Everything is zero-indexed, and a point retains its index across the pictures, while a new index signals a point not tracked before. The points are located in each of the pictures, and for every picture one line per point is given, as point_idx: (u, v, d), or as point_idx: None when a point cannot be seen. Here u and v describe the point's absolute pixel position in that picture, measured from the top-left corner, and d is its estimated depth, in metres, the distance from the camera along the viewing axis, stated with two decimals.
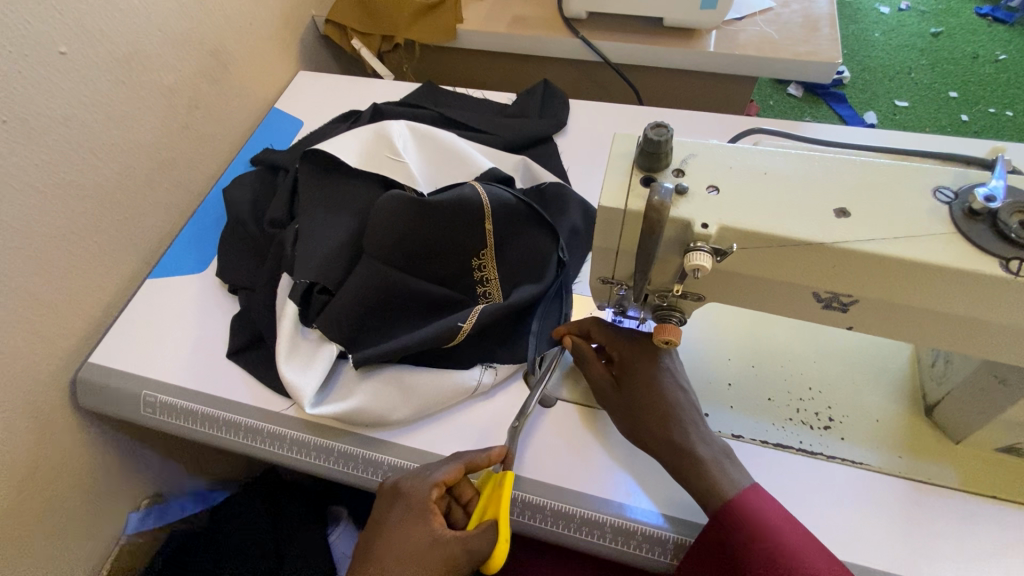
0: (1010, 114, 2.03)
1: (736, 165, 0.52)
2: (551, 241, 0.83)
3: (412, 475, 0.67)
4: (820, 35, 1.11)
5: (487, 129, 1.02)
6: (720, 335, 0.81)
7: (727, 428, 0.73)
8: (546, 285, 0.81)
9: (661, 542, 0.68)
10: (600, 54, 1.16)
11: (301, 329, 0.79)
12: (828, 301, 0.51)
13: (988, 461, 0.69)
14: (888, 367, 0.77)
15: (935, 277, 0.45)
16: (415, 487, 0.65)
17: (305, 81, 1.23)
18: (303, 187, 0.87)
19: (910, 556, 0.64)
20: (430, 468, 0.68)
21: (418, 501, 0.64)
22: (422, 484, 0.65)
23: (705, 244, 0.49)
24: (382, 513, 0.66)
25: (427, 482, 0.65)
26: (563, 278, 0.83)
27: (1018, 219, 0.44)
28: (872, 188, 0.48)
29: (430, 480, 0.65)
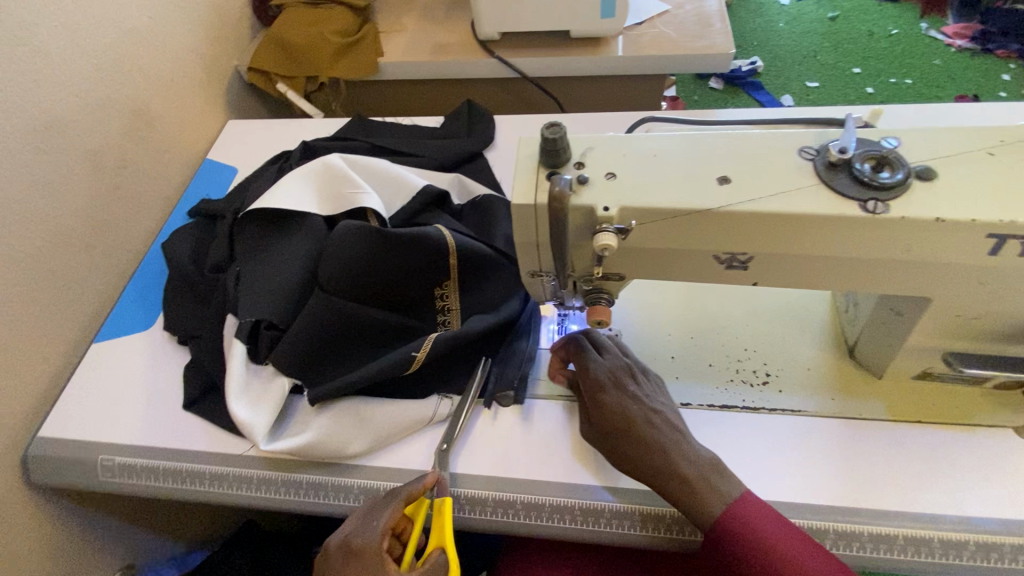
0: (909, 82, 2.21)
1: (629, 150, 0.57)
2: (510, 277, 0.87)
3: (359, 531, 0.66)
4: (716, 30, 1.20)
5: (419, 153, 1.06)
6: (658, 313, 0.86)
7: (676, 397, 0.78)
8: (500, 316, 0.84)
9: (628, 515, 0.71)
10: (518, 71, 1.23)
11: (252, 367, 0.79)
12: (728, 261, 0.56)
13: (907, 389, 0.76)
14: (813, 318, 0.83)
15: (809, 225, 0.51)
16: (367, 542, 0.64)
17: (234, 129, 1.24)
18: (247, 238, 0.88)
19: (853, 488, 0.69)
20: (373, 516, 0.67)
21: (369, 557, 0.63)
22: (371, 542, 0.64)
23: (610, 225, 0.54)
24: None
25: (374, 535, 0.64)
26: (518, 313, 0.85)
27: (869, 165, 0.51)
28: (748, 156, 0.54)
29: (374, 534, 0.64)
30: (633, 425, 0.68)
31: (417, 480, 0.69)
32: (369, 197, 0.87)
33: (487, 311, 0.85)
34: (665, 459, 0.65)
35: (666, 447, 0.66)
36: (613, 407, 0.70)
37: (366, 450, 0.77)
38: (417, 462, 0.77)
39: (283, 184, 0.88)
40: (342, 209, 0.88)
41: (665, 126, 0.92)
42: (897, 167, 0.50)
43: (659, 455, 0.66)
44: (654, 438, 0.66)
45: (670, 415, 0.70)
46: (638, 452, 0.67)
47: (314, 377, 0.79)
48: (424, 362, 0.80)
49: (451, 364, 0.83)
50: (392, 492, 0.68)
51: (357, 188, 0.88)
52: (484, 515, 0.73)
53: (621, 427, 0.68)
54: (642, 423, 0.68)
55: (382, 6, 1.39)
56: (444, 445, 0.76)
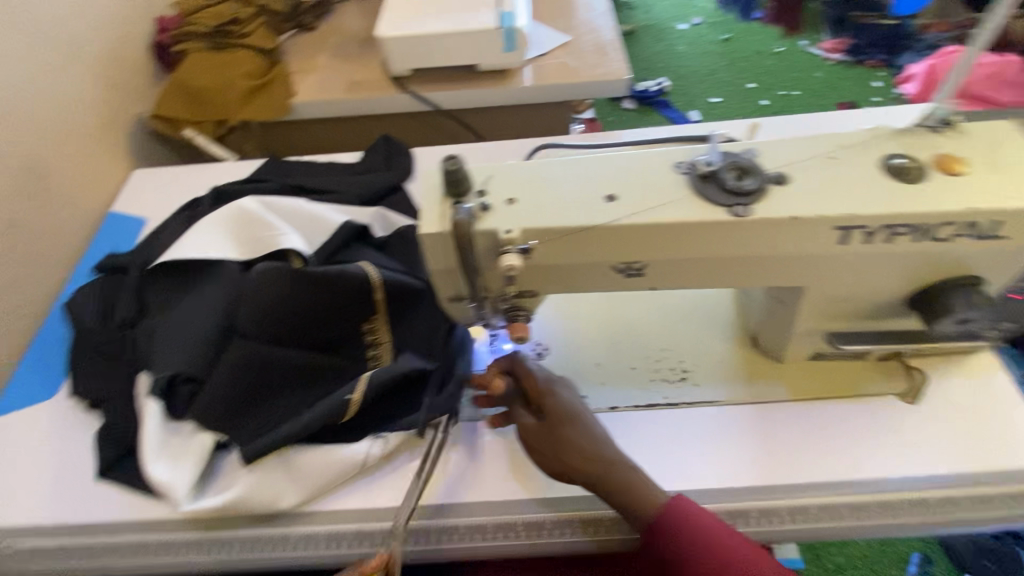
0: (796, 94, 2.46)
1: (525, 176, 0.61)
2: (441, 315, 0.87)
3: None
4: (613, 57, 1.30)
5: (338, 190, 1.06)
6: (582, 324, 0.90)
7: (604, 402, 0.82)
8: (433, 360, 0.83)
9: (568, 523, 0.73)
10: (432, 104, 1.26)
11: (170, 425, 0.76)
12: (626, 270, 0.61)
13: (805, 370, 0.83)
14: (720, 314, 0.90)
15: (689, 232, 0.57)
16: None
17: (140, 176, 1.19)
18: (160, 292, 0.86)
19: (768, 467, 0.75)
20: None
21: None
22: None
23: (514, 247, 0.57)
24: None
25: None
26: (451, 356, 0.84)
27: (734, 175, 0.57)
28: (631, 174, 0.59)
29: None
30: (579, 421, 0.70)
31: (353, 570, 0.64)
32: (288, 239, 0.86)
33: (417, 347, 0.84)
34: (610, 452, 0.68)
35: (610, 440, 0.69)
36: (561, 405, 0.71)
37: (301, 501, 0.75)
38: (356, 503, 0.76)
39: (195, 234, 0.86)
40: (258, 252, 0.86)
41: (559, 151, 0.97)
42: (756, 175, 0.57)
43: (604, 448, 0.68)
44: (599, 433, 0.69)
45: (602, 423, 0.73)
46: (586, 447, 0.68)
47: (238, 429, 0.76)
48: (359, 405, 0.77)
49: (383, 402, 0.80)
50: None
51: (276, 230, 0.87)
52: (428, 544, 0.73)
53: (569, 423, 0.69)
54: (585, 421, 0.70)
55: (291, 47, 1.40)
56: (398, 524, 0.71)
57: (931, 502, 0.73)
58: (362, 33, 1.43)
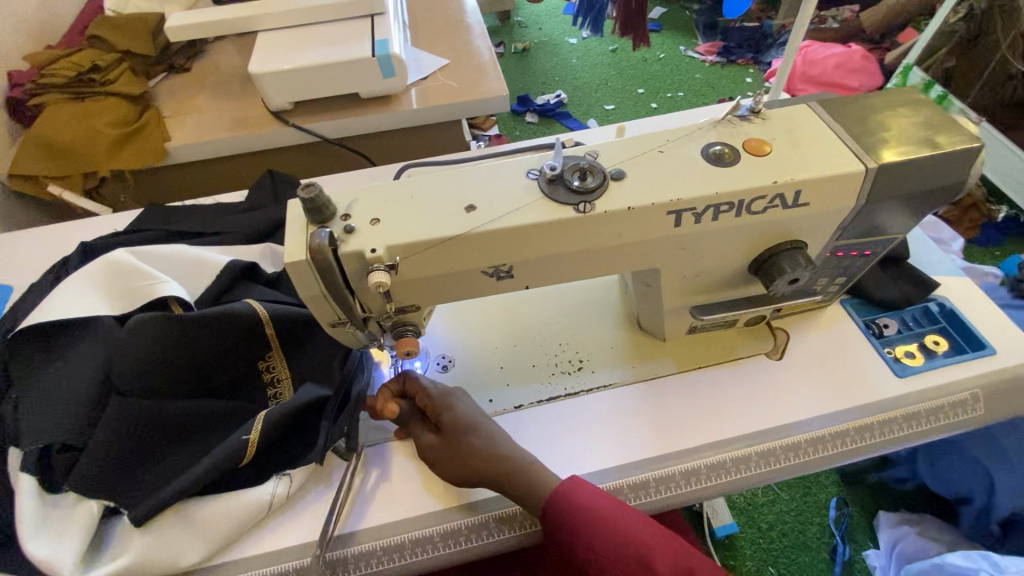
0: (681, 95, 2.67)
1: (387, 196, 0.63)
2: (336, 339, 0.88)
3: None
4: (494, 75, 1.36)
5: (223, 231, 1.04)
6: (482, 331, 0.94)
7: (509, 402, 0.85)
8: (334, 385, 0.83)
9: (485, 525, 0.75)
10: (319, 135, 1.27)
11: (51, 497, 0.70)
12: (495, 273, 0.65)
13: (688, 343, 0.92)
14: (610, 303, 0.96)
15: (542, 231, 0.62)
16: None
17: (1, 240, 1.10)
18: (19, 357, 0.78)
19: (661, 437, 0.81)
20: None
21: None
22: None
23: (381, 264, 0.60)
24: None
25: None
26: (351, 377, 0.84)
27: (577, 175, 0.63)
28: (486, 185, 0.64)
29: None
30: (475, 425, 0.74)
31: None
32: (166, 286, 0.84)
33: (316, 376, 0.84)
34: (508, 448, 0.72)
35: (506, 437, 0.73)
36: (456, 414, 0.75)
37: (206, 556, 0.72)
38: (270, 546, 0.75)
39: (62, 291, 0.81)
40: (135, 304, 0.83)
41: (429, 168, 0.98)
42: (596, 173, 0.63)
43: (502, 445, 0.72)
44: (495, 432, 0.73)
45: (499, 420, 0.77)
46: (484, 448, 0.72)
47: (126, 492, 0.71)
48: (259, 444, 0.75)
49: (287, 436, 0.80)
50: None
51: (151, 279, 0.85)
52: (348, 574, 0.73)
53: (466, 429, 0.73)
54: (481, 423, 0.75)
55: (164, 90, 1.35)
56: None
57: (801, 447, 0.81)
58: (240, 70, 1.41)
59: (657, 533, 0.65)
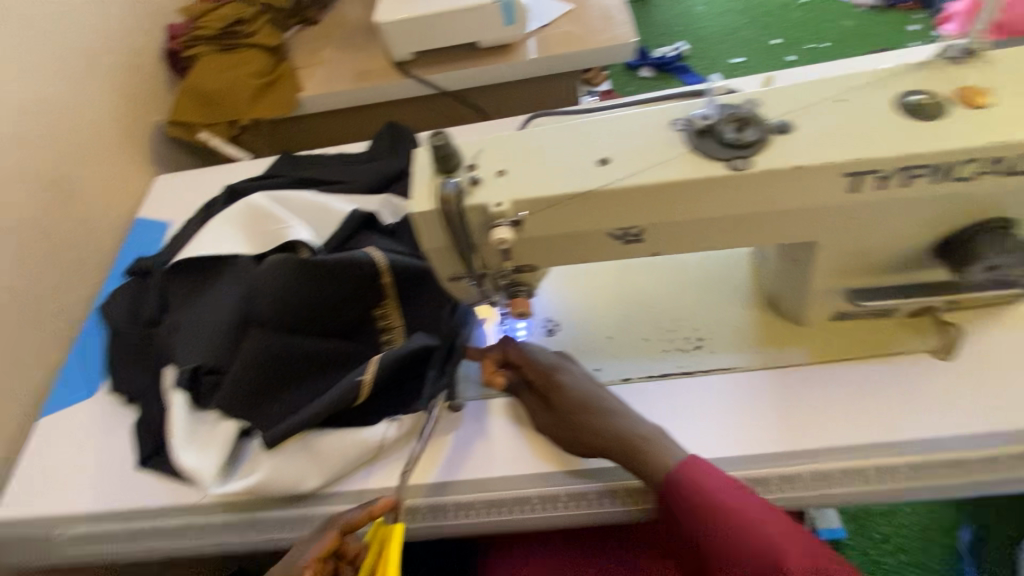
0: (825, 46, 2.31)
1: (515, 146, 0.60)
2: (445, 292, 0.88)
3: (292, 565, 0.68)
4: (618, 22, 1.25)
5: (346, 180, 1.08)
6: (592, 297, 0.89)
7: (617, 374, 0.81)
8: (440, 336, 0.84)
9: (584, 495, 0.73)
10: (435, 86, 1.26)
11: (197, 413, 0.79)
12: (624, 237, 0.60)
13: (829, 332, 0.80)
14: (737, 279, 0.86)
15: (683, 192, 0.55)
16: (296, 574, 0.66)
17: (162, 181, 1.23)
18: (178, 289, 0.89)
19: (790, 433, 0.72)
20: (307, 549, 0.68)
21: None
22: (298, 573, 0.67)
23: (505, 220, 0.57)
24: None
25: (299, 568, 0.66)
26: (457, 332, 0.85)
27: (733, 126, 0.55)
28: (622, 136, 0.57)
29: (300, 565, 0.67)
30: (585, 398, 0.72)
31: (361, 509, 0.70)
32: (295, 230, 0.88)
33: (425, 327, 0.85)
34: (620, 421, 0.70)
35: (618, 410, 0.71)
36: (565, 386, 0.74)
37: (323, 484, 0.77)
38: (378, 483, 0.78)
39: (208, 231, 0.89)
40: (269, 246, 0.88)
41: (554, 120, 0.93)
42: (756, 125, 0.55)
43: (615, 418, 0.70)
44: (606, 405, 0.72)
45: (608, 393, 0.74)
46: (596, 422, 0.70)
47: (258, 418, 0.78)
48: (371, 387, 0.78)
49: (396, 381, 0.82)
50: (330, 522, 0.70)
51: (283, 224, 0.89)
52: (448, 520, 0.76)
53: (577, 402, 0.72)
54: (591, 395, 0.73)
55: (297, 43, 1.41)
56: (429, 517, 0.76)
57: (969, 464, 0.71)
58: (365, 21, 1.43)
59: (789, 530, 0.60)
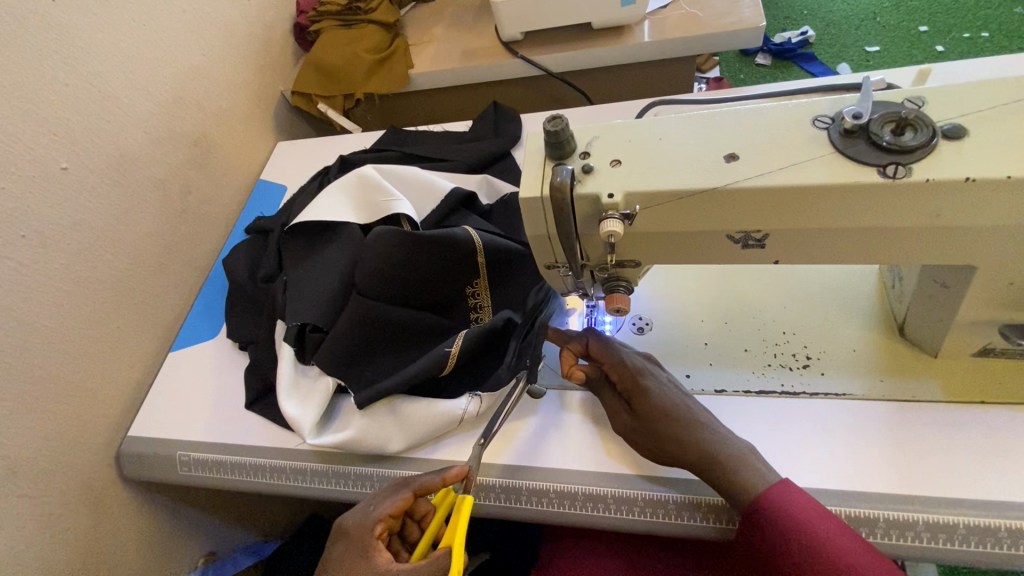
0: (985, 35, 2.00)
1: (634, 136, 0.57)
2: (535, 275, 0.88)
3: (362, 513, 0.69)
4: (745, 4, 1.16)
5: (448, 158, 1.09)
6: (689, 299, 0.84)
7: (710, 384, 0.76)
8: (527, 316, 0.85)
9: (663, 504, 0.70)
10: (543, 68, 1.24)
11: (300, 367, 0.86)
12: (743, 240, 0.55)
13: (965, 368, 0.70)
14: (858, 298, 0.78)
15: (822, 198, 0.49)
16: (367, 524, 0.68)
17: (283, 148, 1.33)
18: (292, 250, 0.96)
19: (908, 475, 0.65)
20: (378, 501, 0.70)
21: (364, 538, 0.67)
22: (367, 524, 0.68)
23: (615, 212, 0.54)
24: (338, 552, 0.68)
25: (371, 519, 0.68)
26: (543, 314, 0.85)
27: (890, 128, 0.48)
28: (756, 132, 0.52)
29: (372, 517, 0.68)
30: (670, 407, 0.69)
31: (437, 473, 0.71)
32: (400, 204, 0.91)
33: (514, 308, 0.86)
34: (707, 436, 0.66)
35: (706, 424, 0.67)
36: (650, 392, 0.71)
37: (406, 447, 0.80)
38: (456, 456, 0.80)
39: (323, 198, 0.94)
40: (376, 217, 0.93)
41: (674, 108, 0.88)
42: (921, 128, 0.48)
43: (701, 432, 0.66)
44: (692, 417, 0.68)
45: (693, 404, 0.71)
46: (680, 433, 0.67)
47: (353, 378, 0.82)
48: (458, 360, 0.81)
49: (480, 357, 0.84)
50: (404, 481, 0.71)
51: (390, 196, 0.92)
52: (518, 504, 0.75)
53: (661, 409, 0.69)
54: (677, 405, 0.69)
55: (412, 19, 1.45)
56: (501, 499, 0.75)
57: None
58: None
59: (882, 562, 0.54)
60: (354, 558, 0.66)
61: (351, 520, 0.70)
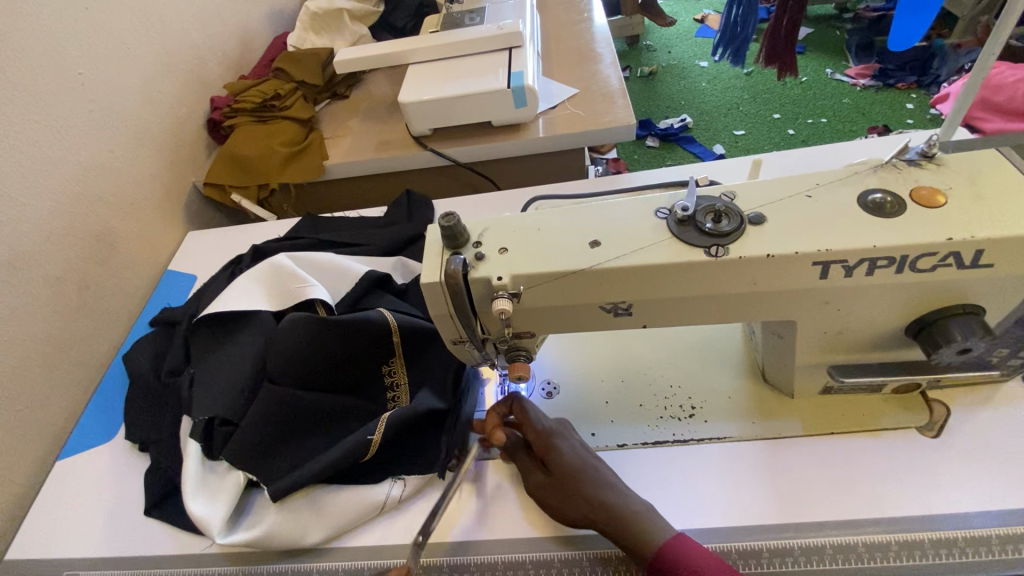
0: (823, 121, 2.44)
1: (517, 227, 0.66)
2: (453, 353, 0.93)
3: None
4: (620, 105, 1.36)
5: (364, 243, 1.15)
6: (589, 363, 0.93)
7: (612, 440, 0.84)
8: (446, 395, 0.88)
9: (578, 563, 0.74)
10: (452, 158, 1.37)
11: (208, 463, 0.83)
12: (614, 310, 0.65)
13: (820, 404, 0.83)
14: (730, 350, 0.91)
15: (668, 274, 0.60)
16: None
17: (194, 238, 1.33)
18: (200, 341, 0.95)
19: (782, 505, 0.74)
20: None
21: None
22: None
23: (505, 291, 0.63)
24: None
25: None
26: (462, 391, 0.89)
27: (711, 218, 0.61)
28: (615, 223, 0.63)
29: None
30: (580, 467, 0.75)
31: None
32: (314, 289, 0.94)
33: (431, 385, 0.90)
34: (612, 493, 0.72)
35: (611, 483, 0.74)
36: (562, 454, 0.76)
37: (325, 539, 0.78)
38: (379, 539, 0.79)
39: (235, 288, 0.96)
40: (290, 303, 0.95)
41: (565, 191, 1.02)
42: (732, 216, 0.61)
43: (606, 490, 0.73)
44: (599, 476, 0.74)
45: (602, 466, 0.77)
46: (589, 491, 0.72)
47: (266, 471, 0.81)
48: (379, 443, 0.82)
49: (403, 440, 0.85)
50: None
51: (303, 282, 0.95)
52: None
53: (572, 470, 0.75)
54: (586, 465, 0.76)
55: (328, 115, 1.55)
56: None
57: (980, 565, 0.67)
58: (389, 98, 1.57)
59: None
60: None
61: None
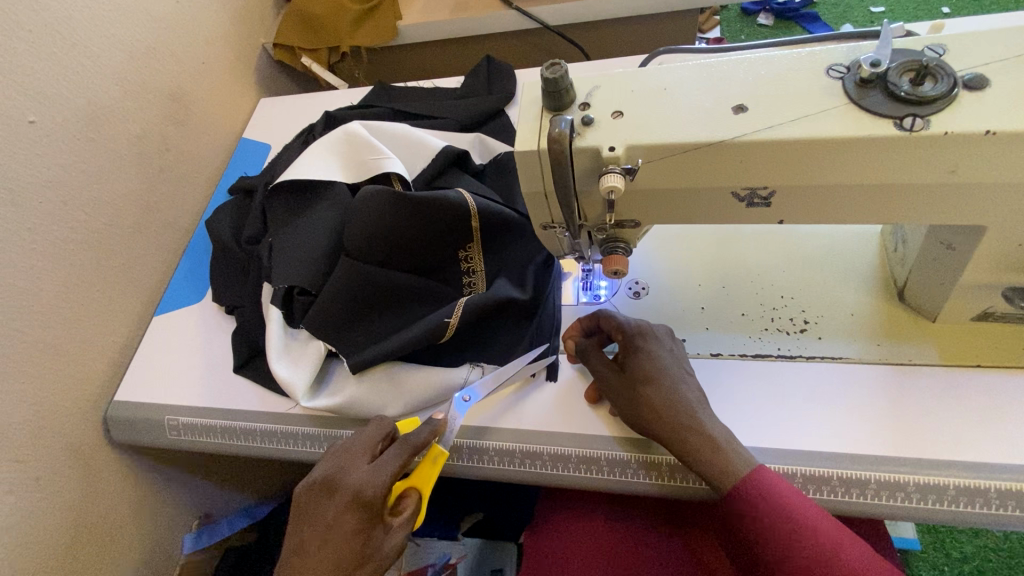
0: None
1: (638, 85, 0.54)
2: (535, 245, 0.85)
3: (364, 479, 0.61)
4: None
5: (439, 115, 1.05)
6: (686, 264, 0.83)
7: (706, 348, 0.75)
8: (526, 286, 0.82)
9: (656, 466, 0.71)
10: (539, 21, 1.18)
11: (290, 331, 0.84)
12: (749, 198, 0.53)
13: (964, 333, 0.70)
14: (858, 263, 0.77)
15: (835, 151, 0.47)
16: (375, 496, 0.61)
17: (267, 106, 1.27)
18: (276, 210, 0.92)
19: (906, 437, 0.65)
20: (378, 463, 0.63)
21: (373, 505, 0.61)
22: (378, 492, 0.61)
23: (616, 166, 0.52)
24: (326, 516, 0.61)
25: (386, 485, 0.61)
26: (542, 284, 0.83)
27: (907, 79, 0.46)
28: (770, 84, 0.49)
29: (384, 482, 0.61)
30: (658, 377, 0.66)
31: (428, 426, 0.67)
32: (390, 162, 0.87)
33: (511, 274, 0.84)
34: (690, 416, 0.62)
35: (691, 405, 0.63)
36: (641, 362, 0.68)
37: (402, 413, 0.78)
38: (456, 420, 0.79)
39: (309, 156, 0.90)
40: (365, 176, 0.88)
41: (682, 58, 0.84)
42: (941, 77, 0.46)
43: (682, 409, 0.63)
44: (679, 394, 0.64)
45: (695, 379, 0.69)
46: (663, 409, 0.63)
47: (345, 343, 0.80)
48: (457, 328, 0.79)
49: (480, 328, 0.82)
50: (402, 439, 0.65)
51: (378, 154, 0.88)
52: (514, 466, 0.75)
53: (645, 380, 0.66)
54: (669, 379, 0.66)
55: None
56: (498, 463, 0.75)
57: None
58: None
59: (831, 516, 0.55)
60: (351, 530, 0.60)
61: (352, 487, 0.61)
